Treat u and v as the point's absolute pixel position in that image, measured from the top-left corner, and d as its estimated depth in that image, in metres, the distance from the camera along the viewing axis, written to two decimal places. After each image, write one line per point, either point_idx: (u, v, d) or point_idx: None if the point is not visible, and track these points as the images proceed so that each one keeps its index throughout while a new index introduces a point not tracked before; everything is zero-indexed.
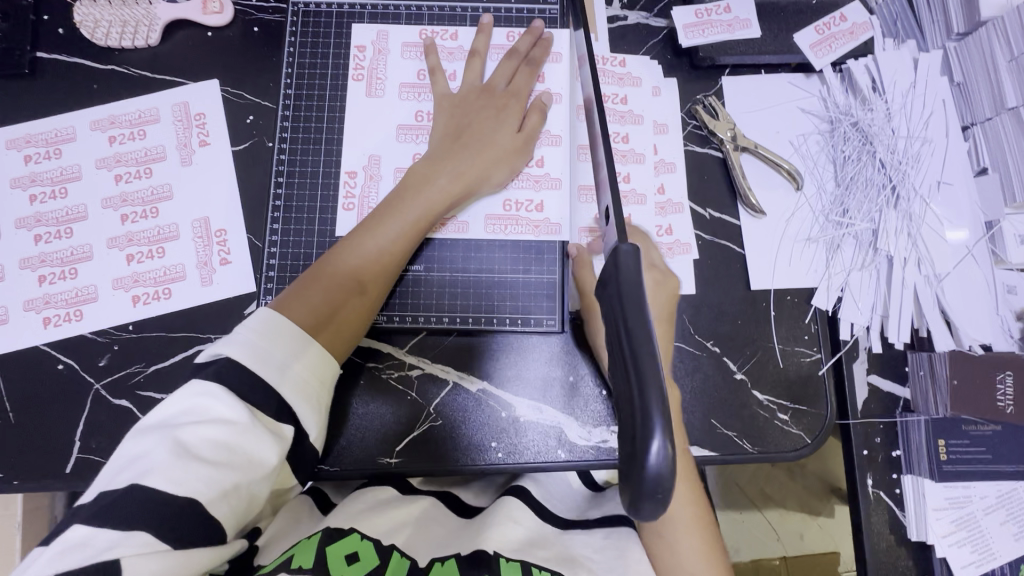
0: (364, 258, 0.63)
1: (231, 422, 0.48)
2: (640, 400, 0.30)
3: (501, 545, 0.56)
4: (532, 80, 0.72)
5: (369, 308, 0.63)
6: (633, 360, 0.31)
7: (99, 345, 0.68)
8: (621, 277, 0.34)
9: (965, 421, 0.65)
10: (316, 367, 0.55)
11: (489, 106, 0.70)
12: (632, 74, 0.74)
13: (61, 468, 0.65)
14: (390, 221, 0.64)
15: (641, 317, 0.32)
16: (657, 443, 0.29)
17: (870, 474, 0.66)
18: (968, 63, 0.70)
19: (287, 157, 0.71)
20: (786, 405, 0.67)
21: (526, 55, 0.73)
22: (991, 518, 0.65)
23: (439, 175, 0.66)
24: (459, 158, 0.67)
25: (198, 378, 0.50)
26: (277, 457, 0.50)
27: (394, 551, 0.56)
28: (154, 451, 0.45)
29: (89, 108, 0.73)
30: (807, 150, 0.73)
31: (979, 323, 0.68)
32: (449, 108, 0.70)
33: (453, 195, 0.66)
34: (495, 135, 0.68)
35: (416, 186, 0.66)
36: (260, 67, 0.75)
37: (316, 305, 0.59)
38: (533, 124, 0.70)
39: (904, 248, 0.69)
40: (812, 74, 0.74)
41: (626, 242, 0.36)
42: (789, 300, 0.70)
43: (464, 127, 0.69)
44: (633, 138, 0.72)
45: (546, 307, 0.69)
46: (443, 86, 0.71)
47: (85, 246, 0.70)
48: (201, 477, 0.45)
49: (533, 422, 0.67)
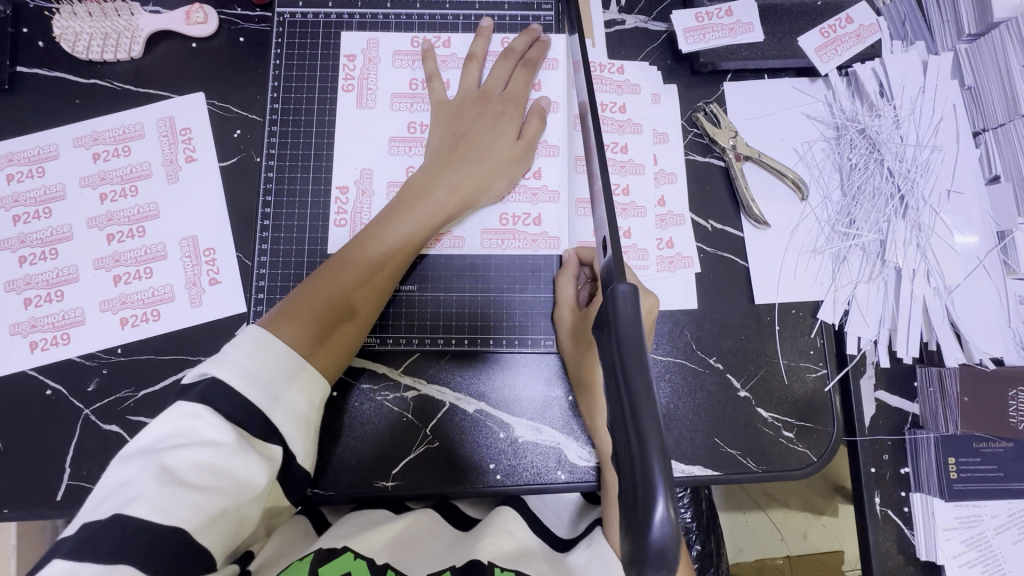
0: (358, 275, 0.61)
1: (217, 444, 0.46)
2: (641, 460, 0.28)
3: (495, 555, 0.54)
4: (528, 84, 0.69)
5: (362, 327, 0.61)
6: (633, 416, 0.29)
7: (87, 369, 0.67)
8: (621, 322, 0.33)
9: (976, 438, 0.64)
10: (309, 390, 0.54)
11: (484, 114, 0.67)
12: (630, 81, 0.71)
13: (50, 496, 0.64)
14: (385, 237, 0.62)
15: (641, 366, 0.31)
16: (661, 507, 0.27)
17: (878, 492, 0.65)
18: (980, 66, 0.68)
19: (275, 173, 0.69)
20: (792, 422, 0.66)
21: (522, 55, 0.70)
22: (1002, 537, 0.64)
23: (437, 188, 0.64)
24: (456, 171, 0.65)
25: (180, 401, 0.49)
26: (267, 477, 0.49)
27: (388, 569, 0.52)
28: (138, 477, 0.43)
29: (72, 125, 0.71)
30: (812, 158, 0.70)
31: (990, 336, 0.66)
32: (444, 118, 0.67)
33: (451, 209, 0.64)
34: (493, 146, 0.66)
35: (412, 200, 0.63)
36: (246, 79, 0.72)
37: (308, 326, 0.57)
38: (532, 128, 0.68)
39: (913, 260, 0.67)
40: (817, 79, 0.72)
41: (623, 281, 0.35)
42: (794, 313, 0.68)
43: (461, 138, 0.66)
44: (632, 149, 0.70)
45: (543, 326, 0.67)
46: (440, 93, 0.69)
47: (71, 268, 0.68)
48: (186, 502, 0.44)
49: (532, 444, 0.66)
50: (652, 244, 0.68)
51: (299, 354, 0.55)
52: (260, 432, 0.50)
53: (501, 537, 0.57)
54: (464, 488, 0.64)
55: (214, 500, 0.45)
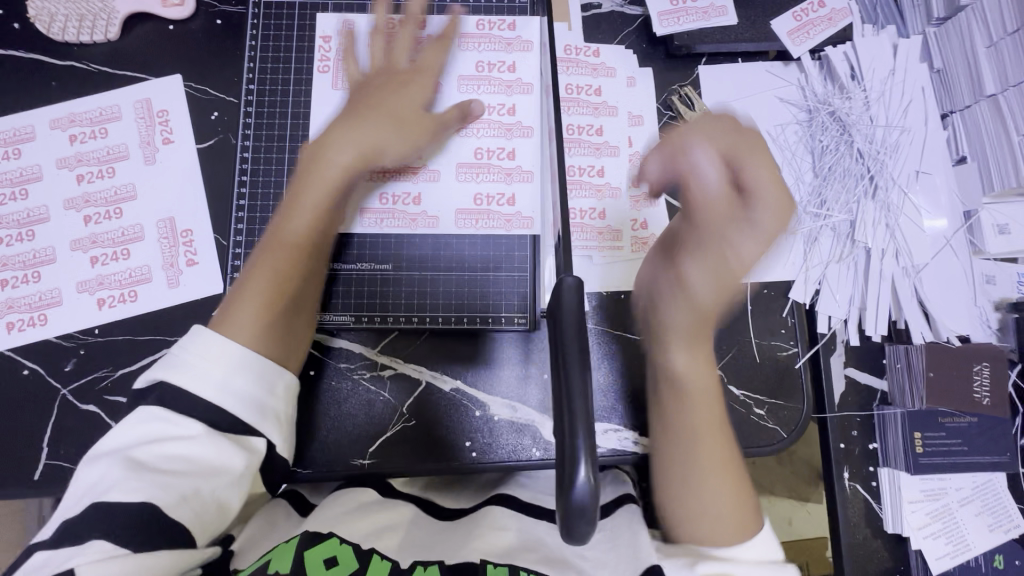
0: (285, 256, 0.58)
1: (187, 437, 0.48)
2: (569, 429, 0.32)
3: (488, 553, 0.55)
4: (439, 61, 0.69)
5: (300, 306, 0.60)
6: (566, 391, 0.33)
7: (65, 350, 0.67)
8: (566, 312, 0.35)
9: (940, 413, 0.65)
10: (270, 380, 0.54)
11: (384, 82, 0.65)
12: (606, 64, 0.72)
13: (29, 475, 0.64)
14: (293, 216, 0.59)
15: (579, 351, 0.34)
16: (583, 471, 0.31)
17: (847, 467, 0.66)
18: (947, 49, 0.70)
19: (250, 156, 0.69)
20: (762, 399, 0.66)
21: (436, 35, 0.70)
22: (966, 510, 0.65)
23: (335, 151, 0.59)
24: (354, 129, 0.60)
25: (142, 408, 0.50)
26: (245, 463, 0.50)
27: (373, 554, 0.55)
28: (106, 473, 0.46)
29: (48, 107, 0.71)
30: (785, 140, 0.71)
31: (957, 313, 0.67)
32: (356, 92, 0.65)
33: (354, 165, 0.60)
34: (401, 109, 0.63)
35: (312, 168, 0.59)
36: (223, 61, 0.73)
37: (247, 321, 0.55)
38: (450, 116, 0.67)
39: (882, 240, 0.69)
40: (789, 62, 0.72)
41: (570, 273, 0.37)
42: (766, 293, 0.68)
43: (363, 106, 0.62)
44: (607, 131, 0.71)
45: (516, 305, 0.68)
46: (356, 71, 0.68)
47: (48, 249, 0.68)
48: (157, 483, 0.46)
49: (507, 421, 0.66)
50: (627, 223, 0.69)
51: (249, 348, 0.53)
52: (232, 421, 0.50)
53: (493, 535, 0.58)
54: (439, 465, 0.65)
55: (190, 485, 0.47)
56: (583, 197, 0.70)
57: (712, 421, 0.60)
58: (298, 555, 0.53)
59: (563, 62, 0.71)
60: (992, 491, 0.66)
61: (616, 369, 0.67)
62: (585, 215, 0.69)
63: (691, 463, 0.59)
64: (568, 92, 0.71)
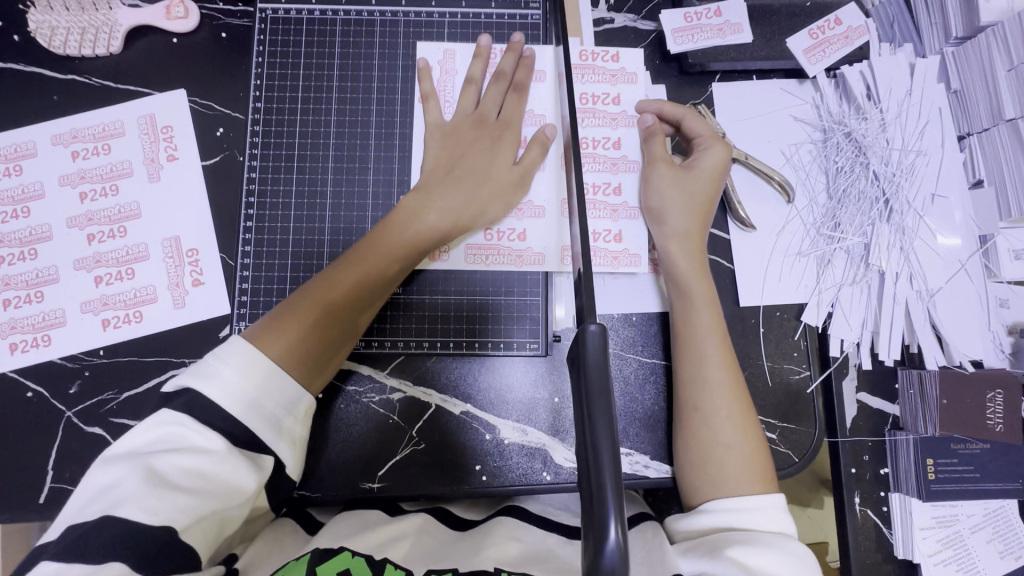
0: (354, 291, 0.59)
1: (207, 451, 0.47)
2: (597, 485, 0.30)
3: (500, 561, 0.52)
4: (521, 108, 0.68)
5: (345, 344, 0.60)
6: (593, 449, 0.31)
7: (69, 371, 0.66)
8: (590, 361, 0.34)
9: (953, 440, 0.65)
10: (292, 400, 0.53)
11: (482, 138, 0.66)
12: (625, 70, 0.70)
13: (34, 498, 0.63)
14: (376, 256, 0.60)
15: (605, 404, 0.33)
16: (613, 530, 0.29)
17: (858, 491, 0.66)
18: (966, 69, 0.68)
19: (258, 175, 0.67)
20: (774, 423, 0.65)
21: (511, 77, 0.69)
22: (976, 537, 0.66)
23: (429, 210, 0.63)
24: (455, 192, 0.64)
25: (165, 407, 0.49)
26: (256, 482, 0.49)
27: (387, 564, 0.51)
28: (127, 480, 0.44)
29: (49, 121, 0.69)
30: (799, 160, 0.70)
31: (970, 338, 0.67)
32: (441, 138, 0.67)
33: (440, 232, 0.63)
34: (487, 169, 0.65)
35: (405, 220, 0.62)
36: (229, 76, 0.71)
37: (296, 343, 0.55)
38: (533, 155, 0.66)
39: (897, 263, 0.68)
40: (805, 80, 0.72)
41: (593, 320, 0.35)
42: (778, 316, 0.68)
43: (457, 160, 0.65)
44: (625, 144, 0.69)
45: (528, 330, 0.67)
46: (435, 113, 0.67)
47: (51, 268, 0.67)
48: (177, 504, 0.45)
49: (517, 445, 0.66)
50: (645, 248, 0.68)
51: (280, 367, 0.53)
52: (247, 437, 0.49)
53: (504, 545, 0.55)
54: (450, 488, 0.64)
55: (203, 514, 0.46)
56: (598, 218, 0.68)
57: (730, 386, 0.60)
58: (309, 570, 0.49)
59: (579, 69, 0.69)
60: (1003, 517, 0.67)
61: (627, 394, 0.66)
62: (600, 237, 0.67)
63: (704, 432, 0.58)
64: (584, 103, 0.69)
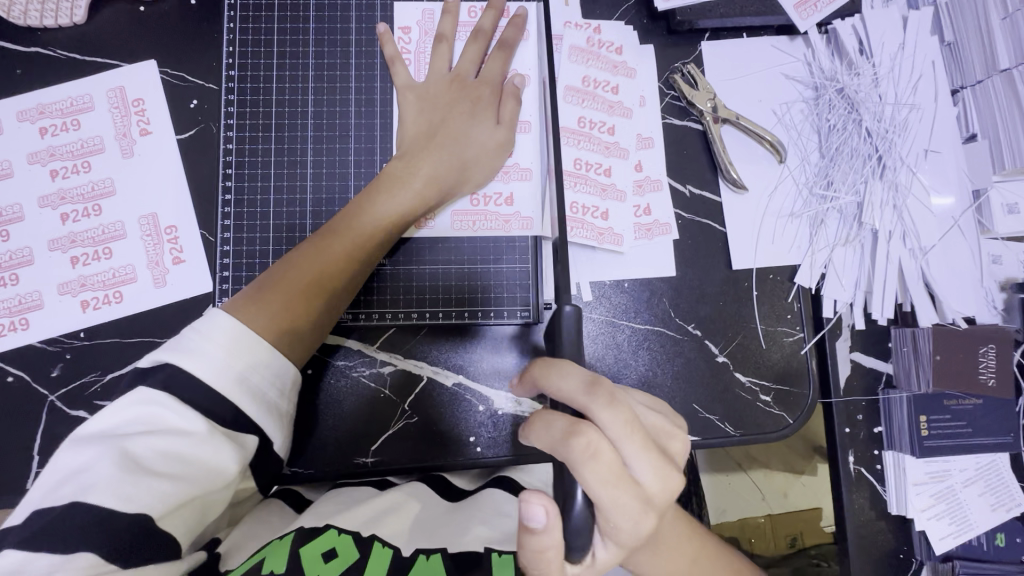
0: (336, 259, 0.57)
1: (186, 433, 0.46)
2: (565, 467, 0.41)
3: (489, 540, 0.55)
4: (505, 67, 0.66)
5: (332, 315, 0.58)
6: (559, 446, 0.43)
7: (50, 354, 0.64)
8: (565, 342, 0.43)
9: (947, 396, 0.65)
10: (277, 373, 0.52)
11: (460, 98, 0.64)
12: (626, 63, 0.68)
13: (21, 483, 0.62)
14: (359, 224, 0.59)
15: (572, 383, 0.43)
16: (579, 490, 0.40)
17: (851, 451, 0.66)
18: (960, 20, 0.67)
19: (234, 147, 0.65)
20: (768, 386, 0.66)
21: (492, 35, 0.66)
22: (969, 491, 0.66)
23: (414, 177, 0.61)
24: (437, 157, 0.62)
25: (141, 386, 0.47)
26: (238, 466, 0.48)
27: (374, 542, 0.53)
28: (98, 464, 0.43)
29: (14, 97, 0.66)
30: (791, 120, 0.69)
31: (963, 295, 0.66)
32: (417, 101, 0.65)
33: (426, 201, 0.61)
34: (464, 131, 0.63)
35: (388, 187, 0.60)
36: (201, 45, 0.68)
37: (279, 313, 0.54)
38: (509, 110, 0.65)
39: (889, 221, 0.67)
40: (796, 36, 0.70)
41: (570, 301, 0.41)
42: (771, 278, 0.67)
43: (436, 123, 0.64)
44: (620, 131, 0.68)
45: (518, 299, 0.66)
46: (405, 77, 0.65)
47: (25, 249, 0.65)
48: (153, 487, 0.44)
49: (512, 415, 0.65)
50: (630, 228, 0.67)
51: (263, 338, 0.52)
52: (230, 416, 0.48)
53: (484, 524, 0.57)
54: (444, 460, 0.64)
55: (180, 498, 0.45)
56: (587, 193, 0.67)
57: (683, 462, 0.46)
58: (295, 552, 0.50)
59: (583, 53, 0.68)
60: (996, 472, 0.67)
61: (620, 359, 0.65)
62: (588, 212, 0.66)
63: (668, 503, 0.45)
64: (584, 85, 0.68)
